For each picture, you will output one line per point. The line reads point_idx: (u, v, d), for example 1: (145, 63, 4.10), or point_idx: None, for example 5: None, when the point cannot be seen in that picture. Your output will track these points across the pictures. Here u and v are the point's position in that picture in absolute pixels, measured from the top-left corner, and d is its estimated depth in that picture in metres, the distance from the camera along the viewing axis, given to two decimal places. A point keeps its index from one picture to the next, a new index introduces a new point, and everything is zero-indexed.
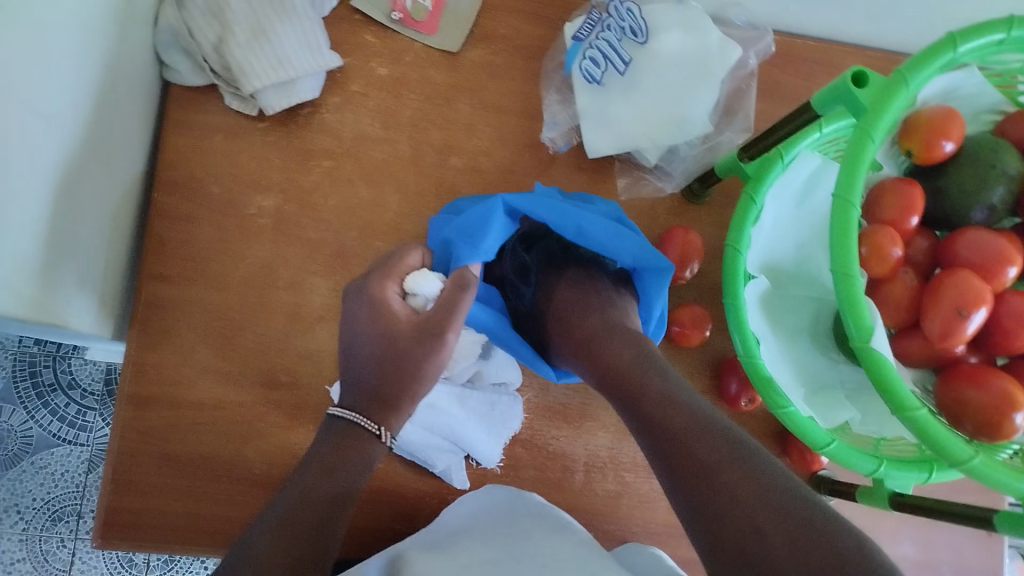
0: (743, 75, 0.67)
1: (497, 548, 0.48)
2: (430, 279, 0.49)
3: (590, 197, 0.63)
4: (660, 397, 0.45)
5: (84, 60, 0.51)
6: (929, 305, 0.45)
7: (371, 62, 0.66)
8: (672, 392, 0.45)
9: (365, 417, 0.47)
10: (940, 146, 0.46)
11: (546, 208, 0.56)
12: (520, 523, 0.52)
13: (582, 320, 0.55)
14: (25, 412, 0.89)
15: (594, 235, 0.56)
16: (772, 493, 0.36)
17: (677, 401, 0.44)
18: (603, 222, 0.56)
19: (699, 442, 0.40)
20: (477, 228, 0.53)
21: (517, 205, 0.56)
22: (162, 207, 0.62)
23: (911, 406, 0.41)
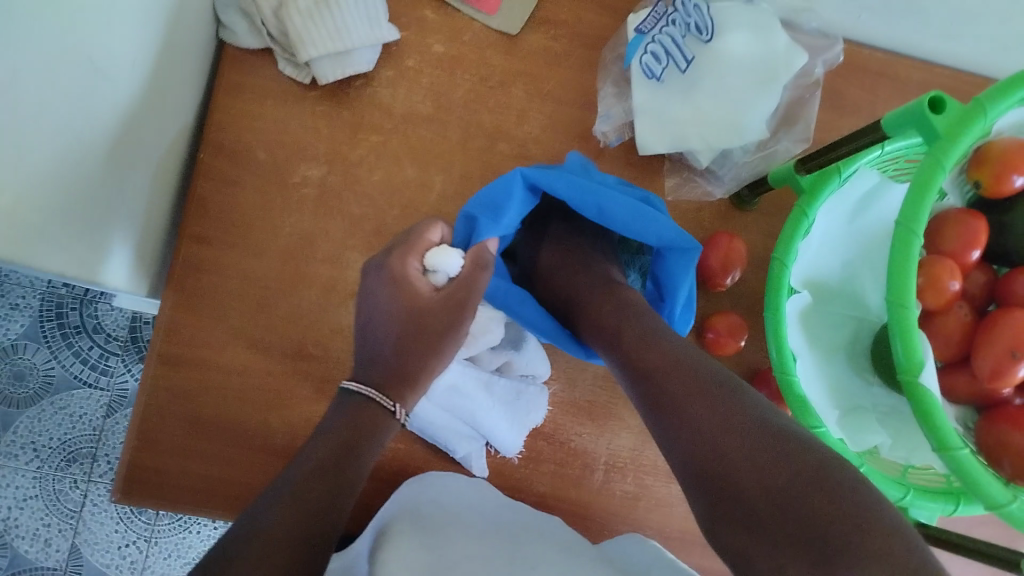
0: (807, 83, 0.65)
1: (494, 547, 0.47)
2: (452, 257, 0.48)
3: (622, 179, 0.62)
4: (666, 361, 0.45)
5: (144, 17, 0.51)
6: (981, 343, 0.44)
7: (428, 38, 0.65)
8: (679, 355, 0.45)
9: (381, 393, 0.46)
10: (1009, 180, 0.45)
11: (569, 186, 0.53)
12: (513, 528, 0.52)
13: (601, 303, 0.53)
14: (49, 351, 0.90)
15: (615, 215, 0.53)
16: (780, 461, 0.36)
17: (671, 349, 0.46)
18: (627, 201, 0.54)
19: (711, 411, 0.41)
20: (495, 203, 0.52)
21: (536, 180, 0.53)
22: (207, 168, 0.61)
23: (953, 444, 0.40)
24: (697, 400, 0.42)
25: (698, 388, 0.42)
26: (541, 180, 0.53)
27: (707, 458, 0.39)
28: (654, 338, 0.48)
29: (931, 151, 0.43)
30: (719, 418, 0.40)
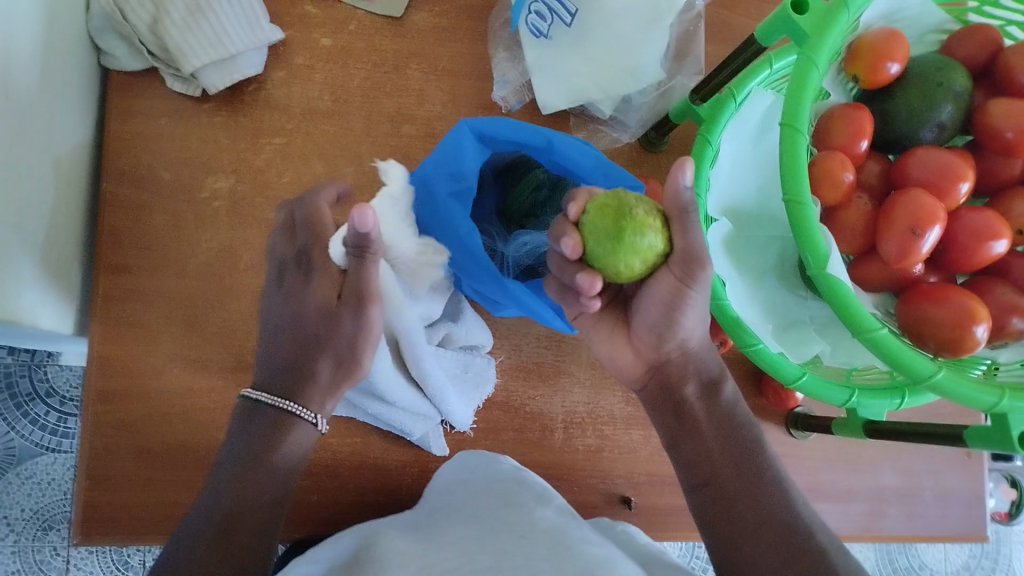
0: (692, 18, 0.67)
1: (469, 543, 0.48)
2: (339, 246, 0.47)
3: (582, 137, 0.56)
4: (701, 394, 0.50)
5: (14, 54, 0.50)
6: (883, 228, 0.45)
7: (313, 33, 0.65)
8: (729, 409, 0.50)
9: (295, 405, 0.47)
10: (884, 69, 0.46)
11: (515, 127, 0.53)
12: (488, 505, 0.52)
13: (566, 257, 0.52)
14: (6, 423, 0.96)
15: (565, 153, 0.53)
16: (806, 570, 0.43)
17: (740, 423, 0.49)
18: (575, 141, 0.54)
19: (735, 462, 0.48)
20: (451, 159, 0.53)
21: (486, 131, 0.53)
22: (112, 197, 0.60)
23: (872, 327, 0.42)
24: (721, 450, 0.48)
25: (736, 439, 0.49)
26: (490, 130, 0.53)
27: (724, 495, 0.47)
28: (690, 365, 0.50)
29: (803, 50, 0.44)
30: (742, 472, 0.47)
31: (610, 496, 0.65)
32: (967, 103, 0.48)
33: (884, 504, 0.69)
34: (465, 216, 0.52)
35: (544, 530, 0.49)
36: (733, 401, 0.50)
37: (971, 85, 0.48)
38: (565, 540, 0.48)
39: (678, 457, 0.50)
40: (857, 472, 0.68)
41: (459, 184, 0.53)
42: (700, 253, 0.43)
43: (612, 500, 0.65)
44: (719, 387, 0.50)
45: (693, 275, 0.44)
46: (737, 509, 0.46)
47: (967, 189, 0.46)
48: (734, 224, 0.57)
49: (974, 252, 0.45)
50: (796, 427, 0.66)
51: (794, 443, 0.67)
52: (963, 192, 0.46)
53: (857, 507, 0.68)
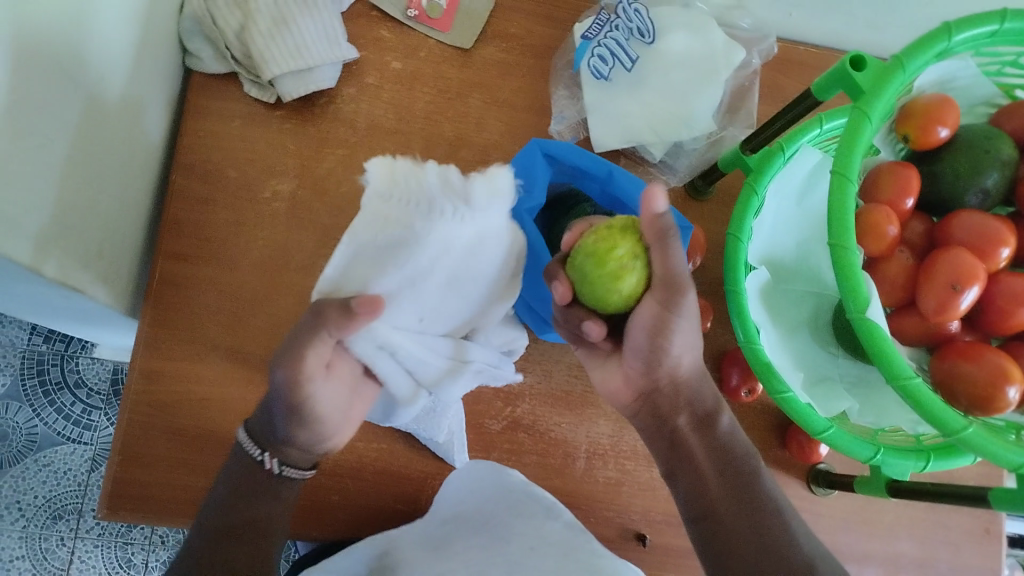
0: (746, 75, 0.70)
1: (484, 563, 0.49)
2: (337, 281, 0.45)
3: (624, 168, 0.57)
4: (695, 426, 0.51)
5: (111, 37, 0.53)
6: (923, 283, 0.47)
7: (385, 56, 0.68)
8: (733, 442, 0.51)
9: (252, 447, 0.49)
10: (935, 132, 0.48)
11: (580, 154, 0.56)
12: (493, 523, 0.54)
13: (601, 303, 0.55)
14: (32, 409, 0.98)
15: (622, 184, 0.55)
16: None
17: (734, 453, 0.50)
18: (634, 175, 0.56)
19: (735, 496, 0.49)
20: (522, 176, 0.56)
21: (554, 152, 0.56)
22: (180, 188, 0.63)
23: (906, 374, 0.42)
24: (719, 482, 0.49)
25: (733, 476, 0.49)
26: (560, 153, 0.56)
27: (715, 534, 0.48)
28: (680, 397, 0.51)
29: (858, 105, 0.46)
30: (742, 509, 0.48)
31: (626, 531, 0.64)
32: (1012, 173, 0.49)
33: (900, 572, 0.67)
34: (535, 234, 0.54)
35: (551, 545, 0.51)
36: (730, 431, 0.51)
37: (1017, 155, 0.49)
38: (573, 557, 0.49)
39: (677, 493, 0.51)
40: (875, 535, 0.67)
41: (530, 200, 0.55)
42: (679, 279, 0.44)
43: (627, 535, 0.64)
44: (714, 418, 0.51)
45: (673, 299, 0.45)
46: (733, 547, 0.47)
47: (1007, 255, 0.47)
48: (772, 276, 0.59)
49: (1007, 314, 0.46)
50: (817, 483, 0.66)
51: (815, 498, 0.67)
52: (1004, 256, 0.47)
53: (872, 571, 0.67)
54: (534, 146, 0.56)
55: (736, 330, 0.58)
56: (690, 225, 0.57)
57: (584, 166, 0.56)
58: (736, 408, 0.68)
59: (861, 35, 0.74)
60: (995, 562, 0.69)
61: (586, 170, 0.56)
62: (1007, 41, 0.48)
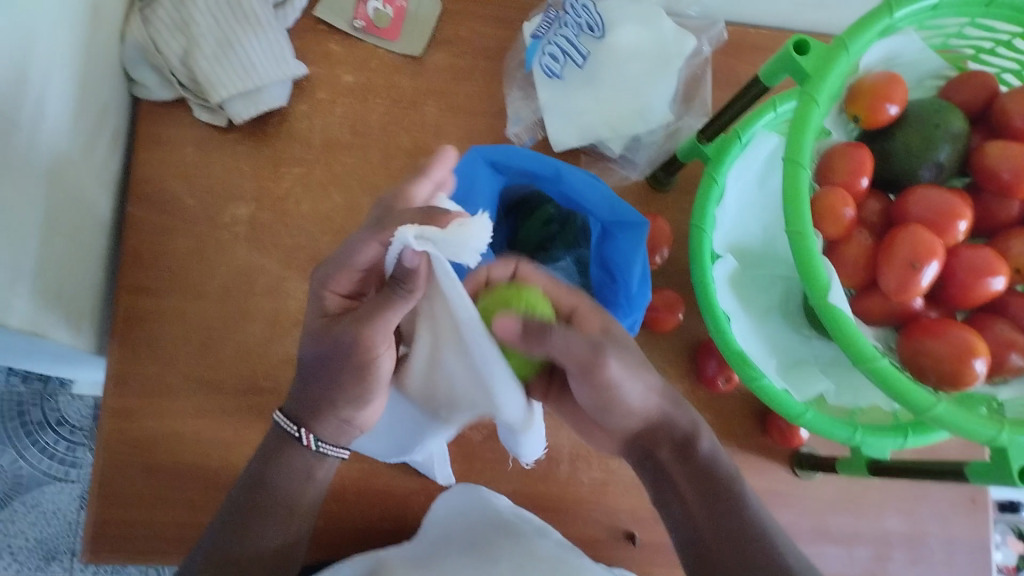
0: (699, 62, 0.70)
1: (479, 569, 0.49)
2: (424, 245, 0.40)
3: (579, 170, 0.56)
4: (677, 454, 0.50)
5: (54, 77, 0.53)
6: (883, 262, 0.46)
7: (336, 69, 0.67)
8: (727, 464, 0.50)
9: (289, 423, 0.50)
10: (884, 109, 0.48)
11: (526, 157, 0.55)
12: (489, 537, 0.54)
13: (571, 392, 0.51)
14: (15, 451, 0.97)
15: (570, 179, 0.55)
16: None
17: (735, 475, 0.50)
18: (582, 171, 0.56)
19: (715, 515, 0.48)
20: (463, 187, 0.55)
21: (497, 159, 0.55)
22: (137, 221, 0.62)
23: (871, 356, 0.42)
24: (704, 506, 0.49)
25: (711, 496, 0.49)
26: (502, 158, 0.55)
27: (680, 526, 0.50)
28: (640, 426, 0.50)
29: (805, 90, 0.46)
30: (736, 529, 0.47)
31: (615, 530, 0.64)
32: (963, 145, 0.50)
33: (889, 548, 0.68)
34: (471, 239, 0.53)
35: (544, 558, 0.51)
36: (712, 454, 0.50)
37: (967, 127, 0.50)
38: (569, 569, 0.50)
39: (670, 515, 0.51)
40: (861, 513, 0.68)
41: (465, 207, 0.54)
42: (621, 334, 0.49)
43: (616, 535, 0.64)
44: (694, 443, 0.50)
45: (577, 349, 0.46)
46: None
47: (965, 228, 0.47)
48: (738, 263, 0.58)
49: (971, 287, 0.46)
50: (800, 466, 0.66)
51: (798, 481, 0.67)
52: (961, 229, 0.47)
53: (861, 550, 0.67)
54: (478, 154, 0.55)
55: (708, 320, 0.60)
56: (647, 220, 0.55)
57: (530, 171, 0.56)
58: (713, 398, 0.67)
59: (811, 14, 0.74)
60: (983, 530, 0.70)
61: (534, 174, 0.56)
62: (948, 13, 0.48)
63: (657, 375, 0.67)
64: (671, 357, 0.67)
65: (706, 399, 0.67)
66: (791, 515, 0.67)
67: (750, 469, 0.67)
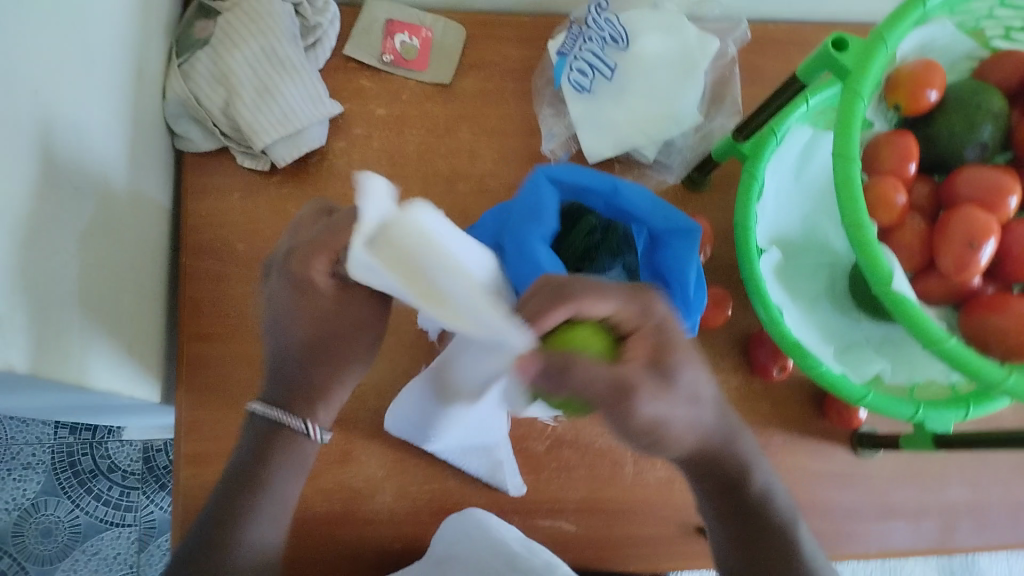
0: (725, 63, 0.71)
1: None
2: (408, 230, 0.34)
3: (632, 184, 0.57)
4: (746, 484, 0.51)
5: (107, 136, 0.54)
6: (939, 243, 0.47)
7: (369, 104, 0.69)
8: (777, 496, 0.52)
9: (277, 412, 0.53)
10: (924, 96, 0.50)
11: (584, 174, 0.56)
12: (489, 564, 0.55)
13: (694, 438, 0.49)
14: (70, 501, 0.99)
15: (627, 194, 0.56)
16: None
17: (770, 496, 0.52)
18: (637, 185, 0.57)
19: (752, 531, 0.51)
20: (529, 207, 0.56)
21: (558, 177, 0.56)
22: (192, 271, 0.63)
23: (940, 338, 0.43)
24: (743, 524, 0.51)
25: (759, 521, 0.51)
26: (564, 176, 0.56)
27: (743, 533, 0.51)
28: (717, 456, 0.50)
29: (846, 86, 0.47)
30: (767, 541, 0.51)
31: (685, 526, 0.65)
32: (1005, 122, 0.50)
33: (956, 519, 0.69)
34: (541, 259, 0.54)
35: None
36: (764, 492, 0.52)
37: (1007, 106, 0.50)
38: None
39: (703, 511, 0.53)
40: (924, 488, 0.69)
41: (542, 226, 0.54)
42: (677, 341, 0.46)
43: (687, 531, 0.65)
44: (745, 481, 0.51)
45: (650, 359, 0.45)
46: (765, 553, 0.51)
47: (1015, 203, 0.48)
48: (782, 255, 0.60)
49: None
50: (862, 447, 0.67)
51: (862, 463, 0.68)
52: (1012, 205, 0.48)
53: (928, 525, 0.68)
54: (541, 175, 0.56)
55: (759, 313, 0.58)
56: (699, 227, 0.58)
57: (585, 184, 0.57)
58: (769, 388, 0.68)
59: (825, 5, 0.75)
60: None
61: (587, 188, 0.57)
62: None
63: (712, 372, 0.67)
64: (725, 353, 0.68)
65: (762, 390, 0.68)
66: (855, 496, 0.67)
67: (811, 455, 0.67)
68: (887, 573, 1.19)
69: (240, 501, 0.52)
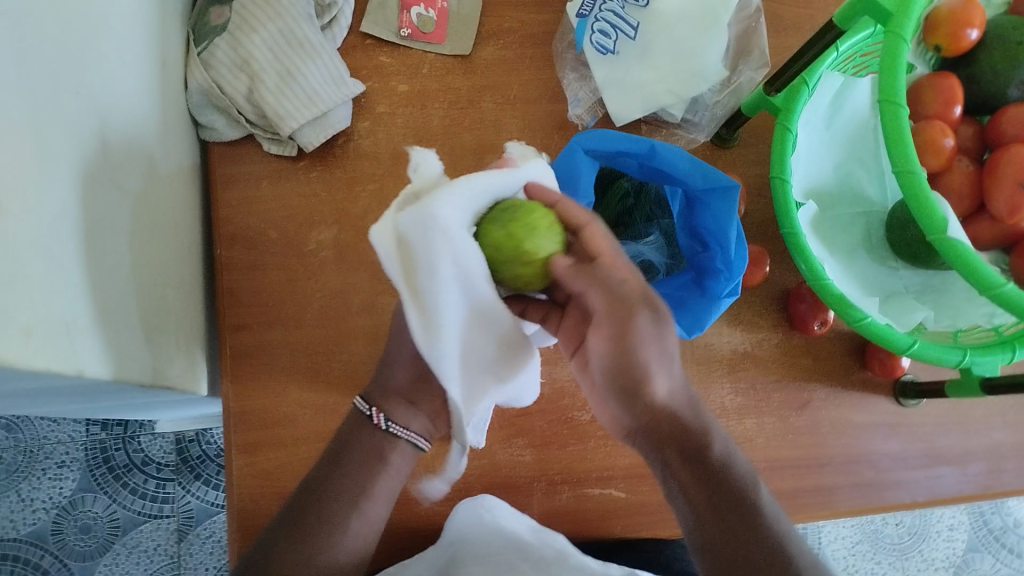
0: (748, 15, 0.69)
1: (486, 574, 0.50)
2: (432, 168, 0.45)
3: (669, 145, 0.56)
4: (688, 459, 0.48)
5: (141, 131, 0.53)
6: (990, 186, 0.47)
7: (390, 81, 0.68)
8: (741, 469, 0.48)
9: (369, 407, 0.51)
10: (965, 35, 0.48)
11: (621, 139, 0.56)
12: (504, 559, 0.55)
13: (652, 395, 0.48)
14: (107, 496, 1.00)
15: (666, 156, 0.56)
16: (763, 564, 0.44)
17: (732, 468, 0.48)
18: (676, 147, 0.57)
19: (725, 510, 0.46)
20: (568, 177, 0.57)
21: (592, 145, 0.56)
22: (228, 261, 0.63)
23: (998, 282, 0.42)
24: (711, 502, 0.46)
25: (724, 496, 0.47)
26: (600, 145, 0.56)
27: (717, 508, 0.46)
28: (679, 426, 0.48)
29: (889, 29, 0.46)
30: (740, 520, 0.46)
31: None
32: None
33: (1001, 461, 0.69)
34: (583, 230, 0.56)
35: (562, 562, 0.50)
36: (725, 457, 0.48)
37: None
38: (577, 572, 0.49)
39: (680, 510, 0.48)
40: (969, 432, 0.69)
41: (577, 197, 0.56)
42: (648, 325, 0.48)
43: None
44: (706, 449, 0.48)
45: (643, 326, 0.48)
46: (725, 534, 0.46)
47: None
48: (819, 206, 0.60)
49: None
50: (907, 396, 0.67)
51: (906, 411, 0.68)
52: None
53: (975, 469, 0.68)
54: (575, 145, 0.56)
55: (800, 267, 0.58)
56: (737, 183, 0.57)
57: (624, 150, 0.56)
58: (809, 342, 0.68)
59: None
60: None
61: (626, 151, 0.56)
62: None
63: (752, 329, 0.67)
64: (764, 309, 0.68)
65: (803, 344, 0.68)
66: (901, 444, 0.67)
67: (856, 407, 0.67)
68: (917, 520, 1.20)
69: (324, 497, 0.49)
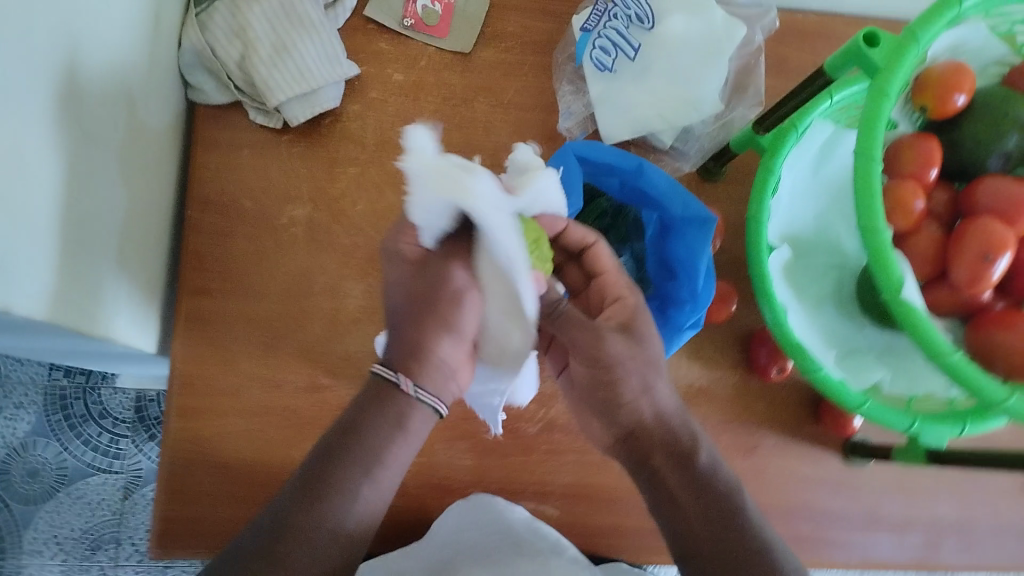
0: (751, 52, 0.69)
1: None
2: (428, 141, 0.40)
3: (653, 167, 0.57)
4: (674, 464, 0.48)
5: (122, 82, 0.53)
6: (953, 254, 0.47)
7: (386, 69, 0.68)
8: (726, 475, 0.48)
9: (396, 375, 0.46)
10: (952, 100, 0.48)
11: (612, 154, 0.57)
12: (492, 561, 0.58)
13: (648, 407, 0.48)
14: (60, 444, 1.00)
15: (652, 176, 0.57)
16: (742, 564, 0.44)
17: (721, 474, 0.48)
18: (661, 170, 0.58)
19: (707, 512, 0.46)
20: None
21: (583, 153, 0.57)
22: (197, 225, 0.63)
23: (945, 350, 0.42)
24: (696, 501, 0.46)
25: (710, 499, 0.46)
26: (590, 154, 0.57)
27: (701, 508, 0.46)
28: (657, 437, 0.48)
29: (875, 83, 0.46)
30: (716, 520, 0.46)
31: None
32: None
33: (942, 534, 0.68)
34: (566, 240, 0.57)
35: None
36: (711, 466, 0.48)
37: None
38: None
39: (658, 516, 0.48)
40: (914, 500, 0.68)
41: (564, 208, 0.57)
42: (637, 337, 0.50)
43: None
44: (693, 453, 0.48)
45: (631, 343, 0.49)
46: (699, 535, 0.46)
47: None
48: (792, 252, 0.60)
49: None
50: (854, 455, 0.66)
51: (854, 470, 0.67)
52: None
53: (914, 537, 0.68)
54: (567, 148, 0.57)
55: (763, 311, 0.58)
56: (714, 217, 0.57)
57: (611, 163, 0.57)
58: (766, 387, 0.67)
59: None
60: None
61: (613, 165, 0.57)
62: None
63: (711, 366, 0.67)
64: (726, 347, 0.67)
65: (759, 388, 0.67)
66: (844, 502, 0.67)
67: (804, 458, 0.67)
68: None
69: (339, 471, 0.44)
